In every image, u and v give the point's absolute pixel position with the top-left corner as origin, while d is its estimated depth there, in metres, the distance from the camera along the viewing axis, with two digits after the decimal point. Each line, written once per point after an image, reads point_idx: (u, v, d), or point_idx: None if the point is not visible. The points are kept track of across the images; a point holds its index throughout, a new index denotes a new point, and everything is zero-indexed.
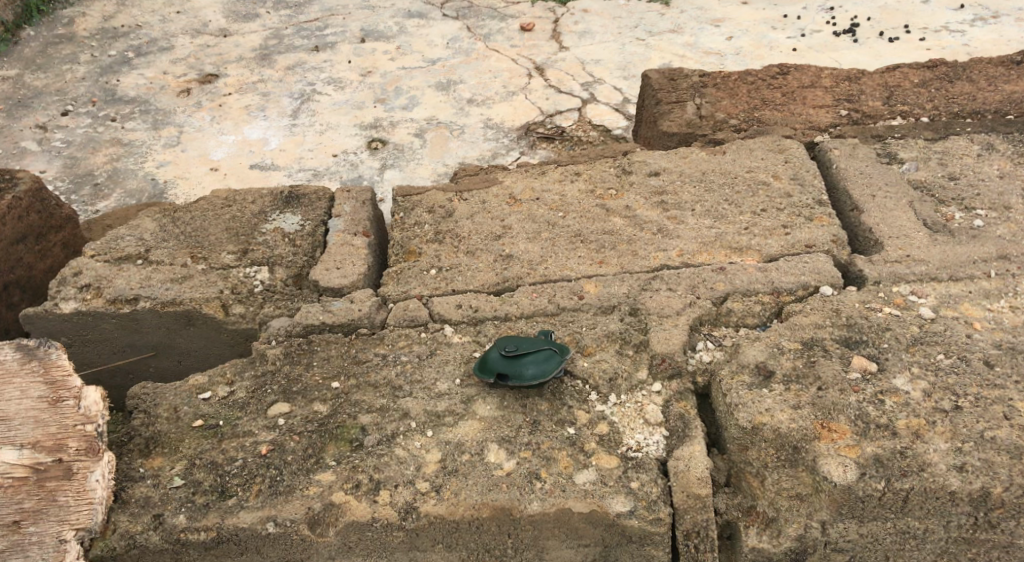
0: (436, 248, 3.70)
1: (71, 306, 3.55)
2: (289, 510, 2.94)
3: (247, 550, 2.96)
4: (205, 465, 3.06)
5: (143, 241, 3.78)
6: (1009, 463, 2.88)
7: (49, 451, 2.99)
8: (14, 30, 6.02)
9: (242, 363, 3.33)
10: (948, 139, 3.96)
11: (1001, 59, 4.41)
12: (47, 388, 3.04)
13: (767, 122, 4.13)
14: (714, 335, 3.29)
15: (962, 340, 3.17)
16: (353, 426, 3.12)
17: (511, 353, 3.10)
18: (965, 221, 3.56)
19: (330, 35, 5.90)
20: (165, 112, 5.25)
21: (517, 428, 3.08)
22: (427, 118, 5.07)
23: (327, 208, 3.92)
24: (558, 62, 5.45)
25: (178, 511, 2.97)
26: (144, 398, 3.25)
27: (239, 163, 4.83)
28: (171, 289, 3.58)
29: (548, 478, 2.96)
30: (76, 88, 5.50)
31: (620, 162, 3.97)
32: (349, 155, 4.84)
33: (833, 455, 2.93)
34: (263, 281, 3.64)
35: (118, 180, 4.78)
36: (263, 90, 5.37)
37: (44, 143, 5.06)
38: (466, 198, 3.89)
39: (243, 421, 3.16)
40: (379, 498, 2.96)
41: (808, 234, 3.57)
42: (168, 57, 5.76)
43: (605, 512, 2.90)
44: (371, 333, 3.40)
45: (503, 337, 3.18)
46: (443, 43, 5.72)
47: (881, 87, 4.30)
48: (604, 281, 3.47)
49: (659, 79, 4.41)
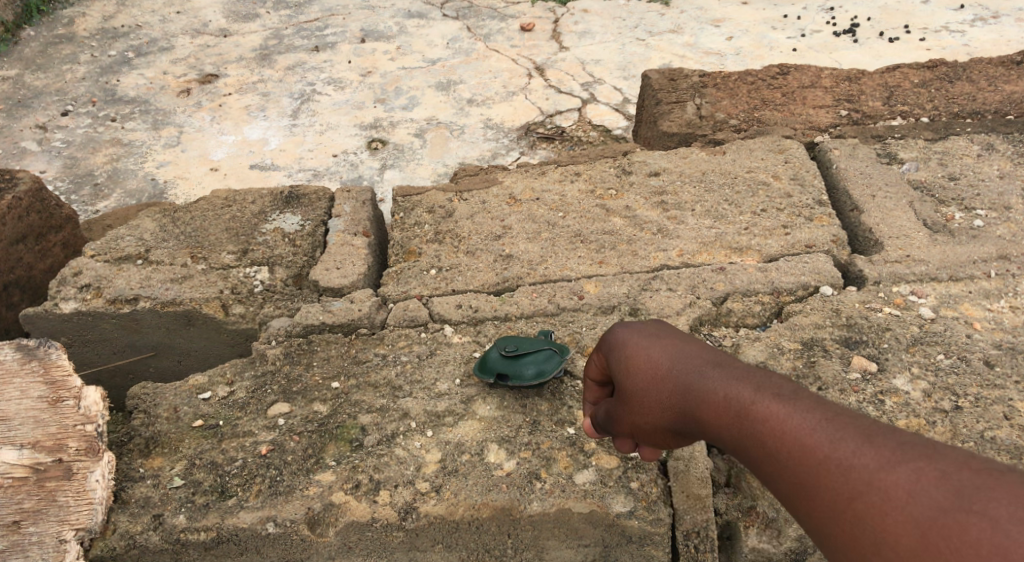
0: (436, 248, 3.70)
1: (71, 306, 3.55)
2: (289, 510, 2.94)
3: (246, 550, 2.96)
4: (205, 465, 3.05)
5: (143, 242, 3.78)
6: (1010, 463, 2.88)
7: (49, 451, 3.00)
8: (14, 31, 6.02)
9: (241, 363, 3.32)
10: (948, 139, 3.96)
11: (1002, 59, 4.42)
12: (47, 388, 3.05)
13: (766, 122, 4.13)
14: (714, 335, 3.28)
15: (962, 340, 3.17)
16: (353, 426, 3.11)
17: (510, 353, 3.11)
18: (965, 221, 3.56)
19: (330, 35, 5.90)
20: (165, 112, 5.25)
21: (517, 429, 3.07)
22: (428, 118, 5.07)
23: (327, 208, 3.92)
24: (559, 62, 5.45)
25: (178, 511, 2.97)
26: (144, 398, 3.24)
27: (239, 163, 4.83)
28: (171, 289, 3.58)
29: (548, 478, 2.96)
30: (76, 88, 5.50)
31: (620, 162, 3.97)
32: (349, 155, 4.85)
33: None
34: (263, 281, 3.64)
35: (119, 180, 4.79)
36: (263, 90, 5.37)
37: (44, 143, 5.06)
38: (465, 199, 3.89)
39: (243, 421, 3.15)
40: (379, 498, 2.96)
41: (808, 234, 3.57)
42: (168, 57, 5.76)
43: (605, 512, 2.90)
44: (371, 333, 3.40)
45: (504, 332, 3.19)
46: (444, 43, 5.72)
47: (882, 87, 4.30)
48: (605, 282, 3.47)
49: (660, 79, 4.42)
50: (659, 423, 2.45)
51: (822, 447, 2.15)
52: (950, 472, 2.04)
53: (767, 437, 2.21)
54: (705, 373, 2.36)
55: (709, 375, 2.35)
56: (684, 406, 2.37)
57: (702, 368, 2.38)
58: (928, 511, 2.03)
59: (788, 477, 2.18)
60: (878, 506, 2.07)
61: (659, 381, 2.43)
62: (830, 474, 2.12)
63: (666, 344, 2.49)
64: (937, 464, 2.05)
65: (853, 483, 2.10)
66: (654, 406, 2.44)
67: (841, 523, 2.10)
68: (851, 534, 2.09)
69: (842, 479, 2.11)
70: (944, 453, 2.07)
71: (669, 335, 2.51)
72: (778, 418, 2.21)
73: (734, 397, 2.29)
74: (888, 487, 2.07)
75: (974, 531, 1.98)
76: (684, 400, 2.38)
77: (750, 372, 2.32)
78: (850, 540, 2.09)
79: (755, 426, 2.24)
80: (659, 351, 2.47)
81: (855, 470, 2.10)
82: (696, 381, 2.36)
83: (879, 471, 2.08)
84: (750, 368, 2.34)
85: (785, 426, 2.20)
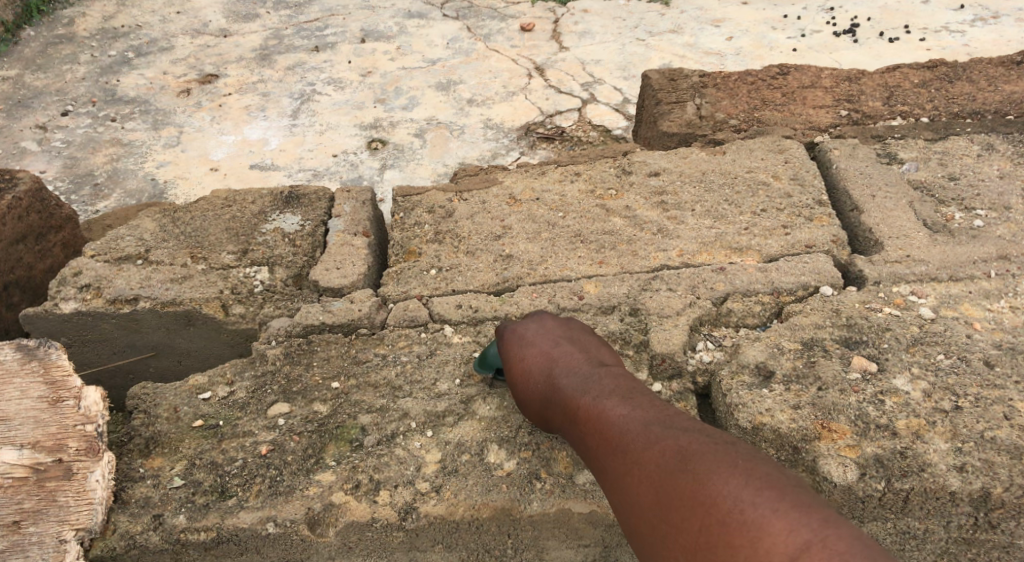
0: (436, 248, 3.70)
1: (71, 306, 3.55)
2: (289, 510, 2.95)
3: (247, 550, 2.97)
4: (205, 465, 3.05)
5: (143, 241, 3.78)
6: (1009, 463, 2.89)
7: (49, 451, 3.00)
8: (14, 30, 6.02)
9: (241, 362, 3.31)
10: (948, 139, 3.96)
11: (1002, 59, 4.42)
12: (47, 389, 3.05)
13: (766, 122, 4.13)
14: (714, 336, 3.28)
15: (962, 340, 3.17)
16: (353, 426, 3.11)
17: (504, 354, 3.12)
18: (965, 221, 3.56)
19: (330, 35, 5.90)
20: (165, 112, 5.25)
21: (517, 428, 3.05)
22: (428, 118, 5.07)
23: (327, 208, 3.92)
24: (558, 62, 5.45)
25: (178, 511, 2.97)
26: (144, 398, 3.23)
27: (239, 163, 4.83)
28: (171, 289, 3.58)
29: (548, 478, 2.96)
30: (76, 89, 5.50)
31: (620, 162, 3.97)
32: (349, 156, 4.85)
33: (833, 455, 2.93)
34: (263, 281, 3.64)
35: (118, 180, 4.79)
36: (263, 90, 5.37)
37: (44, 143, 5.06)
38: (465, 198, 3.89)
39: (243, 421, 3.15)
40: (379, 498, 2.96)
41: (808, 234, 3.57)
42: (168, 57, 5.76)
43: (605, 512, 2.93)
44: (371, 333, 3.40)
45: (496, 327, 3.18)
46: (443, 43, 5.72)
47: (882, 87, 4.30)
48: (605, 282, 3.47)
49: (660, 79, 4.41)
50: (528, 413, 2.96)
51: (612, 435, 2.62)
52: (692, 450, 2.48)
53: (584, 429, 2.70)
54: (556, 375, 2.85)
55: (558, 380, 2.85)
56: (541, 404, 2.89)
57: (555, 370, 2.87)
58: (669, 478, 2.46)
59: (592, 460, 2.66)
60: (636, 476, 2.52)
61: (524, 378, 2.93)
62: (612, 453, 2.59)
63: (540, 345, 2.96)
64: (683, 445, 2.49)
65: (626, 459, 2.56)
66: (522, 398, 2.95)
67: (616, 493, 2.56)
68: (624, 501, 2.54)
69: (620, 457, 2.57)
70: (694, 438, 2.51)
71: (548, 335, 2.99)
72: (590, 414, 2.70)
73: (569, 397, 2.79)
74: (647, 461, 2.51)
75: (697, 494, 2.41)
76: (541, 398, 2.88)
77: (590, 378, 2.80)
78: (623, 506, 2.54)
79: (579, 421, 2.72)
80: (530, 353, 2.95)
81: (629, 449, 2.56)
82: (547, 383, 2.87)
83: (642, 448, 2.54)
84: (589, 376, 2.81)
85: (593, 420, 2.68)
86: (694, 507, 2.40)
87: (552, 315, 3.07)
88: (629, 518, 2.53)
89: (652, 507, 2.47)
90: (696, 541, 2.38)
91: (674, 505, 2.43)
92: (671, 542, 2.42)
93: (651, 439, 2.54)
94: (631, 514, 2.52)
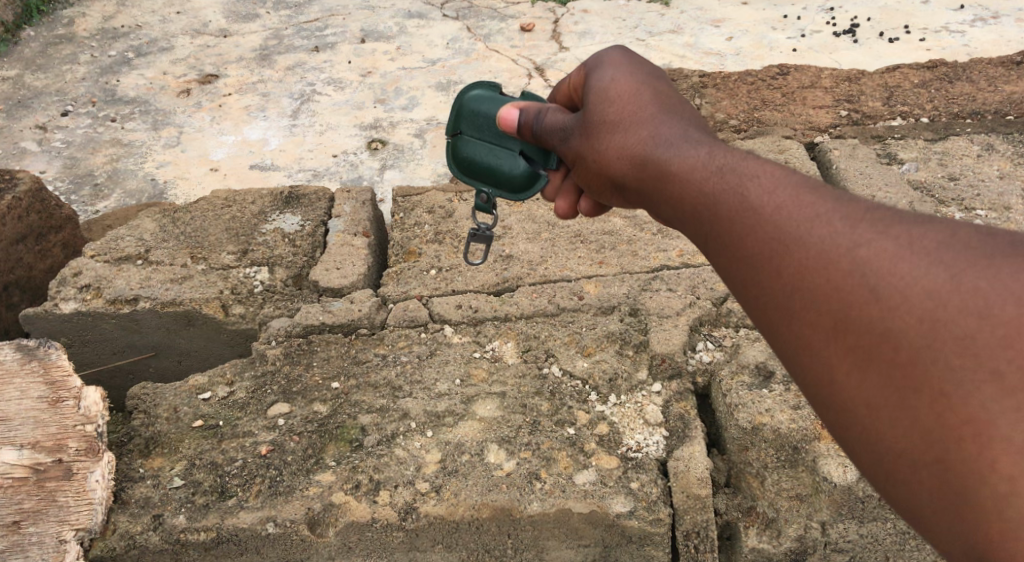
0: (436, 248, 3.70)
1: (71, 306, 3.55)
2: (289, 510, 2.93)
3: (246, 550, 2.96)
4: (205, 465, 3.05)
5: (143, 242, 3.78)
6: None
7: (49, 451, 3.00)
8: (14, 31, 6.02)
9: (241, 363, 3.32)
10: (948, 139, 3.96)
11: (1001, 60, 4.43)
12: (47, 389, 3.06)
13: (767, 122, 4.14)
14: (714, 336, 3.29)
15: None
16: (353, 426, 3.11)
17: (531, 111, 2.52)
18: (965, 221, 3.57)
19: (331, 35, 5.90)
20: (164, 112, 5.25)
21: (517, 428, 3.07)
22: (428, 118, 5.08)
23: (327, 208, 3.92)
24: (559, 62, 5.46)
25: (178, 511, 2.96)
26: (144, 398, 3.24)
27: (239, 163, 4.83)
28: (171, 289, 3.58)
29: (549, 478, 2.95)
30: (76, 89, 5.50)
31: None
32: (349, 155, 4.85)
33: (833, 455, 2.94)
34: (263, 281, 3.64)
35: (119, 180, 4.79)
36: (263, 90, 5.37)
37: (43, 143, 5.06)
38: (466, 199, 3.90)
39: (243, 421, 3.15)
40: (378, 498, 2.95)
41: None
42: (168, 57, 5.76)
43: (605, 512, 2.89)
44: (371, 333, 3.40)
45: (491, 88, 2.75)
46: (444, 44, 5.72)
47: (882, 87, 4.31)
48: (605, 282, 3.48)
49: None
50: (612, 173, 2.26)
51: (823, 212, 1.86)
52: (982, 267, 1.73)
53: (754, 210, 1.92)
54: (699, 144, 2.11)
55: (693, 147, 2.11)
56: (651, 160, 2.15)
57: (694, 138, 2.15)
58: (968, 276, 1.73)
59: (755, 256, 1.90)
60: (902, 268, 1.76)
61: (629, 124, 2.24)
62: (820, 256, 1.83)
63: (661, 102, 2.25)
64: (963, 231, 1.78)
65: (850, 267, 1.80)
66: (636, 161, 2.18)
67: (829, 294, 1.81)
68: (839, 327, 1.80)
69: (859, 240, 1.81)
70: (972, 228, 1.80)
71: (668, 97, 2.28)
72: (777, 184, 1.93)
73: (723, 169, 2.02)
74: (897, 276, 1.76)
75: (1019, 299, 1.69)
76: (657, 158, 2.14)
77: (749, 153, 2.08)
78: (827, 337, 1.81)
79: (749, 188, 1.95)
80: (646, 92, 2.28)
81: (870, 231, 1.81)
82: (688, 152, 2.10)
83: (902, 233, 1.80)
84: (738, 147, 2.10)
85: (779, 196, 1.91)
86: (990, 357, 1.69)
87: (645, 67, 2.34)
88: (845, 355, 1.79)
89: (906, 350, 1.74)
90: (981, 408, 1.69)
91: (950, 350, 1.71)
92: (933, 404, 1.72)
93: (907, 248, 1.77)
94: (852, 350, 1.79)
